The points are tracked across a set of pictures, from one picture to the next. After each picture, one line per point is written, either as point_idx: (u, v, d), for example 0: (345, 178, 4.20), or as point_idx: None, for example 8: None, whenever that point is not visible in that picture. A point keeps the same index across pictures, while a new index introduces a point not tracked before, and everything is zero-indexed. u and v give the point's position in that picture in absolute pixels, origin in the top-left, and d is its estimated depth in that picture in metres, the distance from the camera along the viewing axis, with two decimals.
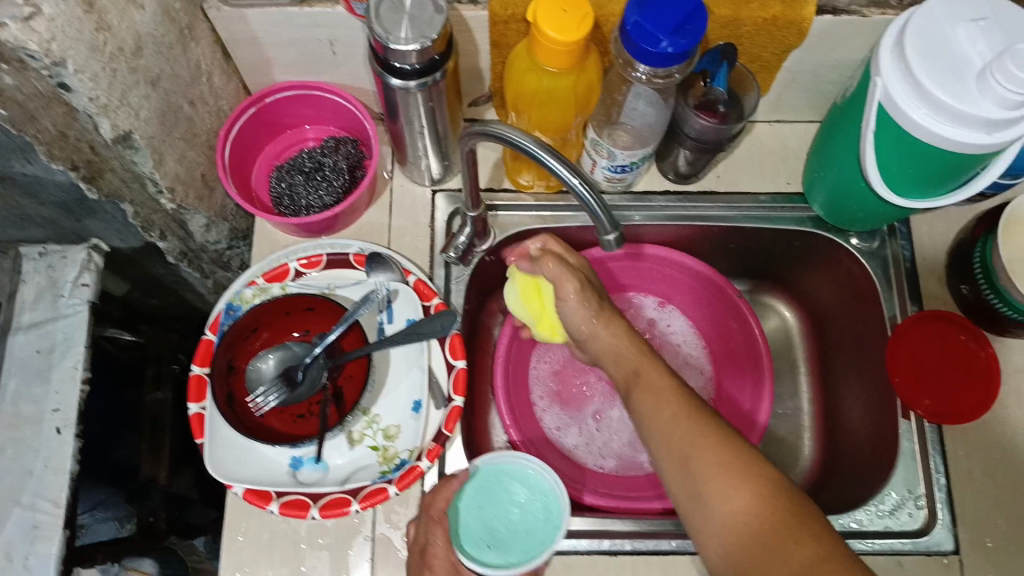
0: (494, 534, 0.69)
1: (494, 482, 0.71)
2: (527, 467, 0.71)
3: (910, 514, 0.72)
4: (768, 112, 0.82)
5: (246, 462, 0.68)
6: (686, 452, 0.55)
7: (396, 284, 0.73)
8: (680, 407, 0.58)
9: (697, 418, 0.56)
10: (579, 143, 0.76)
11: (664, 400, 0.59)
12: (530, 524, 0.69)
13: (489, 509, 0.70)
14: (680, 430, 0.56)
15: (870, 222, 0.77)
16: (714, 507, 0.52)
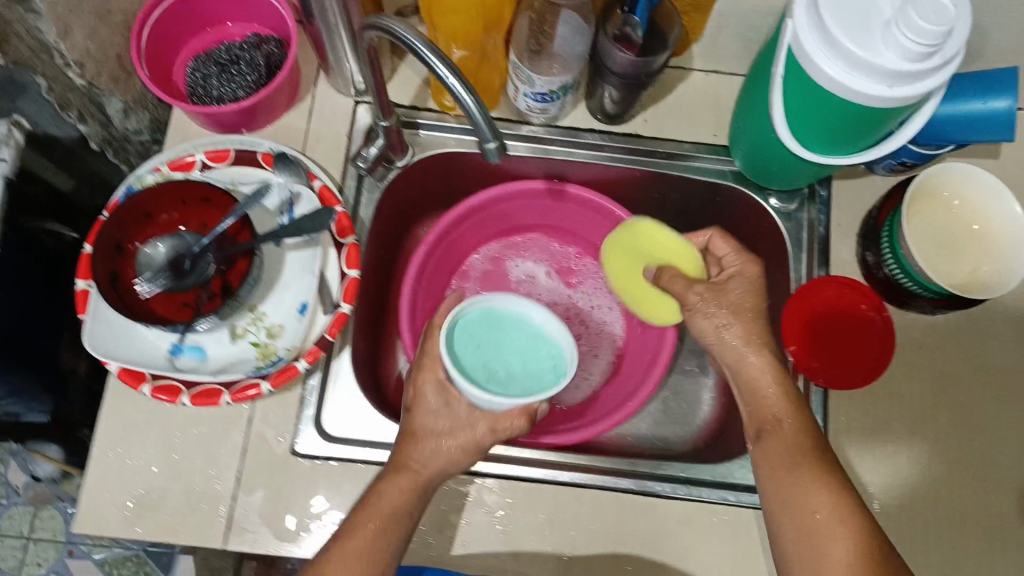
0: (487, 369, 0.64)
1: (490, 319, 0.67)
2: (531, 315, 0.67)
3: None
4: (703, 61, 0.80)
5: (125, 342, 0.68)
6: (800, 504, 0.57)
7: (300, 187, 0.73)
8: (799, 450, 0.58)
9: (809, 464, 0.58)
10: (503, 68, 0.75)
11: (794, 445, 0.59)
12: (531, 363, 0.65)
13: (487, 348, 0.66)
14: (804, 481, 0.57)
15: (787, 180, 0.77)
16: (823, 564, 0.54)
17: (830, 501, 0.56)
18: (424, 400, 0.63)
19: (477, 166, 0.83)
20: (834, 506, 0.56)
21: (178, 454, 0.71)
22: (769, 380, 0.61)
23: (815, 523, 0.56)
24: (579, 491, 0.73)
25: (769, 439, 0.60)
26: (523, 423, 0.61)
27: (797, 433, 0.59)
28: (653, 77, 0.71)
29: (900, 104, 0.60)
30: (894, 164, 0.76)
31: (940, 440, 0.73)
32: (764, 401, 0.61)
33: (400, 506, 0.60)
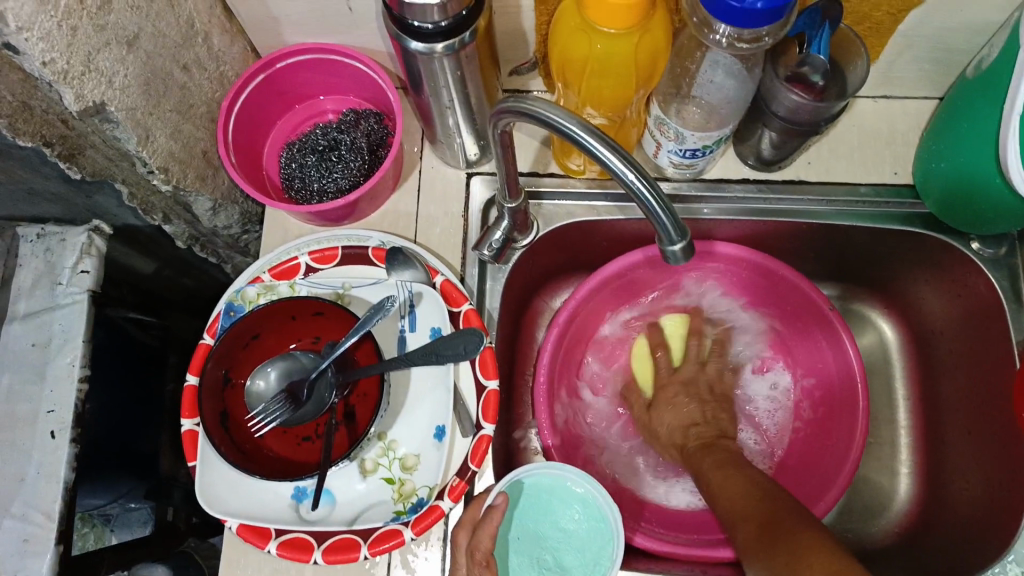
0: (546, 563, 0.60)
1: (539, 499, 0.61)
2: (557, 477, 0.61)
3: None
4: (872, 86, 0.67)
5: (242, 492, 0.57)
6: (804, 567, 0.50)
7: (420, 285, 0.63)
8: (714, 458, 0.65)
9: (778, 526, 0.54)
10: (641, 121, 0.64)
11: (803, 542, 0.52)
12: (581, 546, 0.60)
13: (539, 526, 0.61)
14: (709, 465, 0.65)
15: (996, 227, 0.63)
16: None
17: (723, 500, 0.60)
18: None
19: (608, 237, 0.74)
20: (733, 493, 0.60)
21: None
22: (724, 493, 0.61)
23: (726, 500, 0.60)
24: None
25: (701, 456, 0.67)
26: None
27: (719, 449, 0.67)
28: (831, 123, 0.59)
29: None
30: None
31: None
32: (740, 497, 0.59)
33: None
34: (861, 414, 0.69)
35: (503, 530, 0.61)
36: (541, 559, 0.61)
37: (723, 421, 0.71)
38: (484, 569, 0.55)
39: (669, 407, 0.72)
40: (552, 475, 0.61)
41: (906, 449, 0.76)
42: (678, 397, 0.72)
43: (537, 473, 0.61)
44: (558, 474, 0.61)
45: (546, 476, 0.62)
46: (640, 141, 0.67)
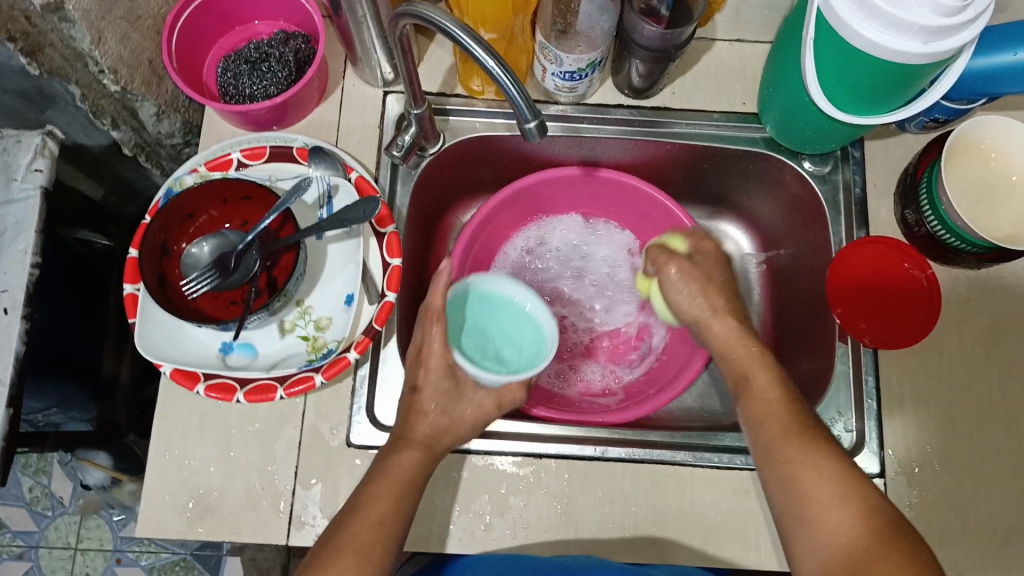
0: (485, 348, 0.71)
1: (494, 299, 0.73)
2: (516, 294, 0.73)
3: (837, 437, 0.72)
4: (727, 30, 0.80)
5: (176, 343, 0.68)
6: (790, 471, 0.57)
7: (337, 179, 0.73)
8: (783, 435, 0.58)
9: (780, 416, 0.59)
10: (529, 49, 0.75)
11: (785, 444, 0.58)
12: (518, 341, 0.72)
13: (487, 320, 0.73)
14: (780, 428, 0.59)
15: (821, 144, 0.76)
16: (810, 509, 0.55)
17: (751, 413, 0.61)
18: (427, 379, 0.67)
19: (505, 155, 0.86)
20: (782, 434, 0.58)
21: (234, 452, 0.70)
22: (752, 365, 0.64)
23: (782, 448, 0.58)
24: (637, 467, 0.72)
25: (744, 385, 0.63)
26: (522, 395, 0.69)
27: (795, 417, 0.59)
28: (682, 50, 0.71)
29: (932, 61, 0.59)
30: (927, 121, 0.76)
31: (994, 395, 0.72)
32: (751, 378, 0.63)
33: (413, 471, 0.62)
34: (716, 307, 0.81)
35: (456, 320, 0.73)
36: (484, 347, 0.72)
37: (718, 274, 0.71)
38: (436, 321, 0.68)
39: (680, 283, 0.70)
40: (511, 294, 0.73)
41: None
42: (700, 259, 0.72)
43: (487, 285, 0.73)
44: (507, 290, 0.73)
45: (501, 286, 0.73)
46: (532, 69, 0.78)
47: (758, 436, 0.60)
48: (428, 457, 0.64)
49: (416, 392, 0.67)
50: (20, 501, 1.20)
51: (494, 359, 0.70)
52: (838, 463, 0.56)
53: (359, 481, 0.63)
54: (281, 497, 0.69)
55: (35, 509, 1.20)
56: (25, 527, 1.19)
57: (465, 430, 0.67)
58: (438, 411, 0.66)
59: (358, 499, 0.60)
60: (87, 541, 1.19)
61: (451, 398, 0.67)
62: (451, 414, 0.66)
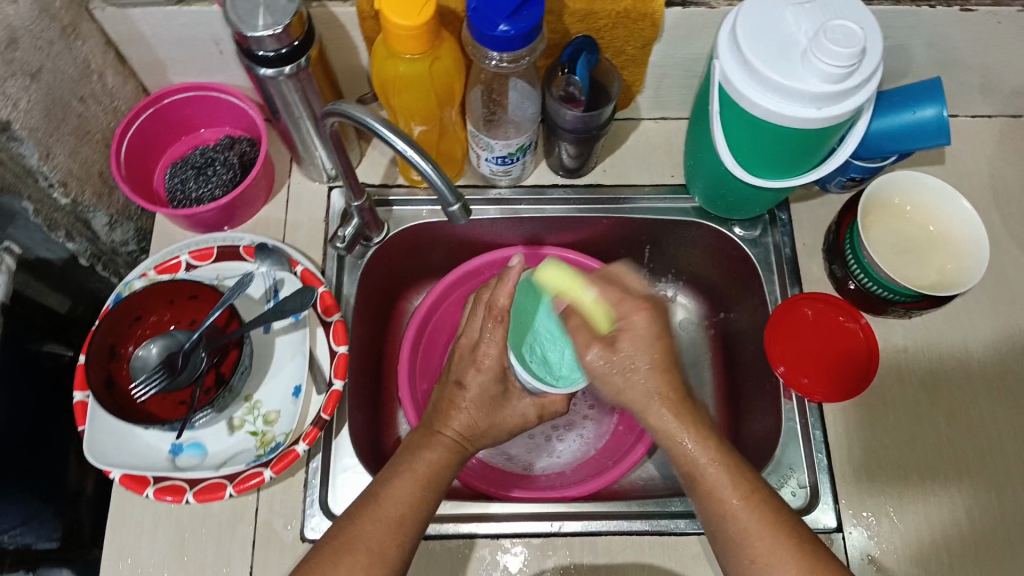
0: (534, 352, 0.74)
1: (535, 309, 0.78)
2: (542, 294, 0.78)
3: (792, 493, 0.72)
4: (651, 109, 0.86)
5: (125, 448, 0.68)
6: (745, 544, 0.58)
7: (283, 273, 0.76)
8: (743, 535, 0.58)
9: (738, 485, 0.60)
10: (462, 138, 0.80)
11: (739, 519, 0.59)
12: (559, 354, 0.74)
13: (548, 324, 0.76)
14: (741, 526, 0.58)
15: (748, 210, 0.80)
16: None
17: (709, 511, 0.60)
18: (476, 379, 0.66)
19: (453, 240, 0.88)
20: (740, 507, 0.59)
21: (189, 555, 0.69)
22: (675, 431, 0.62)
23: (748, 549, 0.58)
24: (594, 539, 0.71)
25: (699, 479, 0.61)
26: (563, 407, 0.71)
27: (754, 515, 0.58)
28: (604, 129, 0.76)
29: (829, 125, 0.64)
30: (845, 181, 0.79)
31: (942, 439, 0.73)
32: (679, 447, 0.62)
33: (441, 471, 0.63)
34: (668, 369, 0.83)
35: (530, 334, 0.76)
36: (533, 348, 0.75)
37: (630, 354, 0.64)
38: (498, 322, 0.65)
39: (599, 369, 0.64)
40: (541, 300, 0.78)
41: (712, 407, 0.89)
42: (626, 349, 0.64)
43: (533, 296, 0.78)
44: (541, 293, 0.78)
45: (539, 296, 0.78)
46: (467, 156, 0.82)
47: (709, 505, 0.60)
48: (456, 456, 0.65)
49: (459, 389, 0.66)
50: None
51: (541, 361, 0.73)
52: (807, 556, 0.56)
53: (372, 480, 0.63)
54: None
55: None
56: None
57: (501, 430, 0.68)
58: (479, 407, 0.66)
59: (376, 486, 0.62)
60: None
61: (494, 401, 0.67)
62: (491, 418, 0.67)
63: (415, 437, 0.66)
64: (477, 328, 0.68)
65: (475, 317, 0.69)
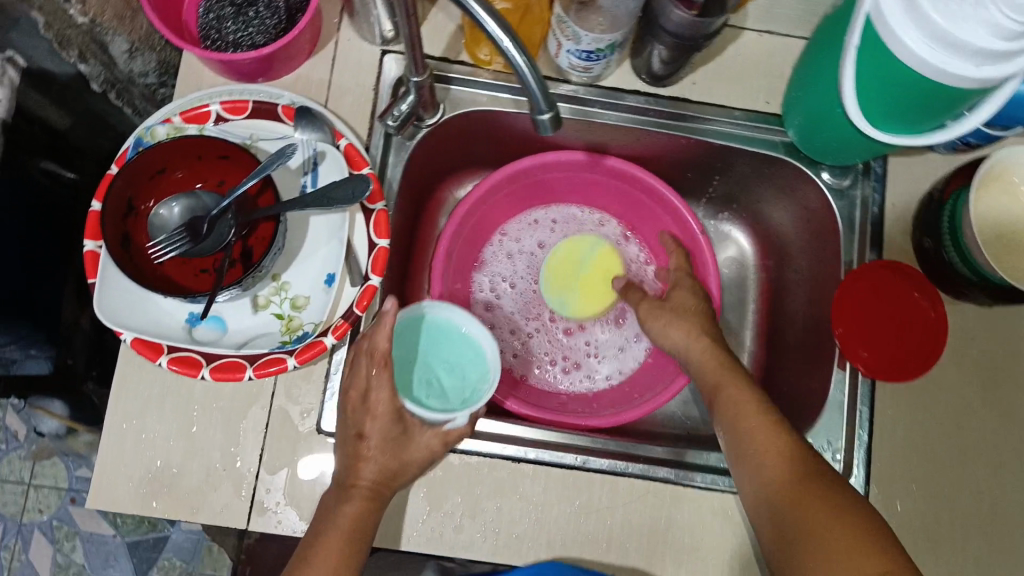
0: (432, 375, 0.67)
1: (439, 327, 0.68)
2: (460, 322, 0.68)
3: None
4: (757, 20, 0.74)
5: (139, 311, 0.62)
6: (725, 403, 0.63)
7: (325, 145, 0.67)
8: (787, 473, 0.57)
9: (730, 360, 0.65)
10: (545, 20, 0.69)
11: (725, 383, 0.64)
12: (456, 373, 0.67)
13: (446, 347, 0.68)
14: (724, 385, 0.63)
15: (842, 157, 0.72)
16: (740, 436, 0.61)
17: (752, 450, 0.59)
18: (376, 424, 0.61)
19: (511, 132, 0.80)
20: (728, 378, 0.64)
21: (196, 428, 0.66)
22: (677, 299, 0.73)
23: (728, 404, 0.63)
24: (617, 480, 0.68)
25: (694, 350, 0.68)
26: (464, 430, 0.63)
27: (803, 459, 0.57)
28: (710, 41, 0.65)
29: (978, 86, 0.55)
30: (958, 144, 0.72)
31: (990, 437, 0.69)
32: (689, 324, 0.69)
33: (362, 526, 0.59)
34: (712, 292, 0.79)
35: (409, 351, 0.68)
36: (433, 381, 0.67)
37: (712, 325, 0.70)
38: (384, 365, 0.61)
39: (674, 321, 0.71)
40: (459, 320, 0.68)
41: (747, 352, 0.86)
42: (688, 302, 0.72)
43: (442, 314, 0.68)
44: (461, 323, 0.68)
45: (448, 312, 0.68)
46: (545, 42, 0.72)
47: (702, 373, 0.66)
48: (377, 505, 0.60)
49: (362, 441, 0.61)
50: None
51: (438, 396, 0.66)
52: (777, 423, 0.60)
53: (300, 543, 0.60)
54: (241, 480, 0.65)
55: None
56: None
57: (413, 471, 0.62)
58: (384, 459, 0.61)
59: (304, 551, 0.58)
60: (41, 477, 1.19)
61: (398, 445, 0.62)
62: (400, 458, 0.61)
63: (330, 494, 0.61)
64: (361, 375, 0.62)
65: (357, 365, 0.62)
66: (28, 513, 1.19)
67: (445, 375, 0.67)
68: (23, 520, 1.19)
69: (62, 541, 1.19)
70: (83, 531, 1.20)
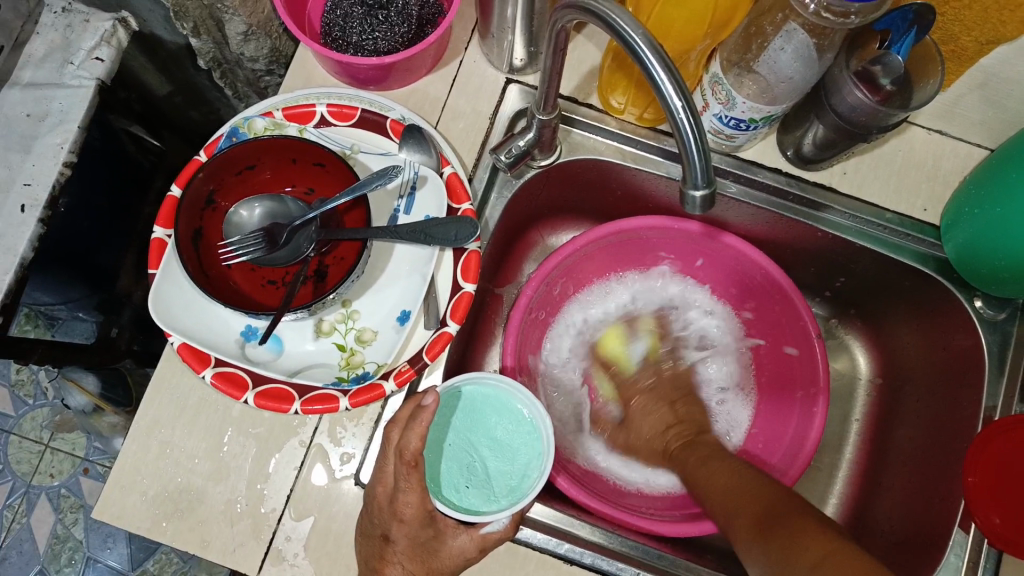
0: (472, 471, 0.59)
1: (477, 407, 0.60)
2: (507, 398, 0.60)
3: None
4: (930, 116, 0.65)
5: (194, 313, 0.57)
6: (692, 463, 0.60)
7: (427, 170, 0.60)
8: (745, 517, 0.50)
9: (690, 445, 0.63)
10: (697, 76, 0.61)
11: (690, 456, 0.61)
12: (498, 467, 0.59)
13: (476, 426, 0.60)
14: (684, 463, 0.62)
15: (1003, 290, 0.59)
16: (707, 475, 0.57)
17: (715, 503, 0.54)
18: (402, 528, 0.53)
19: (625, 186, 0.72)
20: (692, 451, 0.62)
21: (225, 451, 0.60)
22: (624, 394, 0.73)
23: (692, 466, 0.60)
24: None
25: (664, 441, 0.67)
26: (510, 533, 0.55)
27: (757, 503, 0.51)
28: (882, 135, 0.56)
29: None
30: None
31: None
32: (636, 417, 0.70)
33: None
34: (821, 390, 0.68)
35: (439, 434, 0.59)
36: (471, 468, 0.59)
37: (687, 409, 0.69)
38: (414, 468, 0.51)
39: (650, 408, 0.70)
40: (496, 392, 0.60)
41: (839, 479, 0.74)
42: (647, 406, 0.70)
43: (478, 387, 0.60)
44: (504, 392, 0.60)
45: (486, 385, 0.60)
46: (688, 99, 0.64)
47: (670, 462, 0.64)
48: None
49: (388, 543, 0.53)
50: (6, 381, 1.17)
51: (481, 484, 0.58)
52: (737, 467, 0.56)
53: None
54: (260, 519, 0.59)
55: (17, 393, 1.16)
56: (2, 408, 1.16)
57: None
58: (410, 564, 0.54)
59: None
60: (61, 440, 1.16)
61: (427, 551, 0.54)
62: (428, 565, 0.54)
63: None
64: (392, 475, 0.53)
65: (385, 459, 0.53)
66: (38, 475, 1.15)
67: (490, 458, 0.59)
68: (32, 482, 1.15)
69: (66, 512, 1.14)
70: (88, 504, 1.15)
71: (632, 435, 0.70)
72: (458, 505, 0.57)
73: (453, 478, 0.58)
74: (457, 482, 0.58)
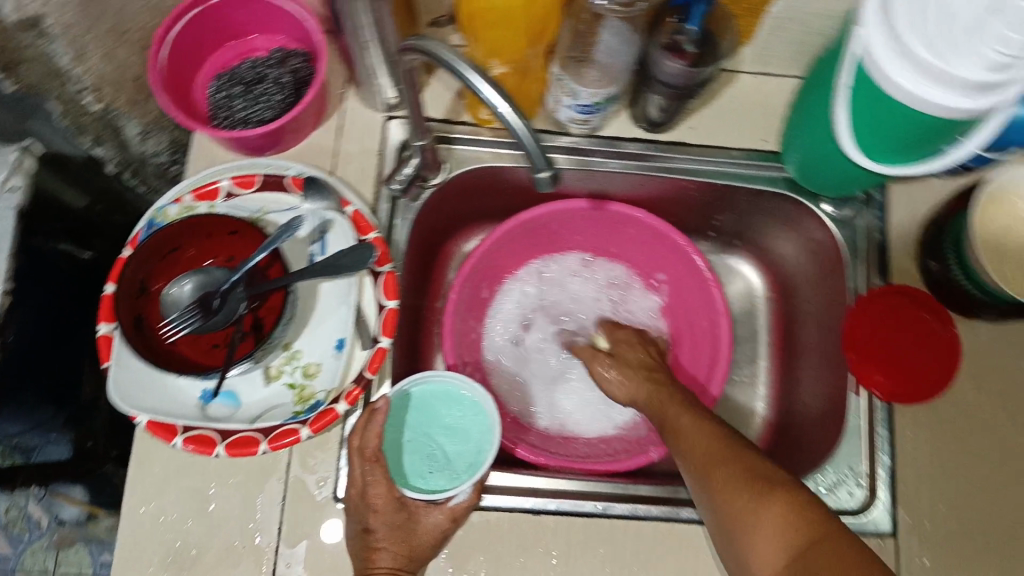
0: (433, 458, 0.66)
1: (426, 404, 0.67)
2: (448, 389, 0.67)
3: (848, 493, 0.66)
4: (748, 61, 0.75)
5: (153, 389, 0.63)
6: (669, 423, 0.63)
7: (332, 213, 0.68)
8: (727, 482, 0.54)
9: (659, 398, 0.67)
10: (542, 78, 0.69)
11: (664, 417, 0.64)
12: (455, 450, 0.66)
13: (428, 420, 0.67)
14: (661, 417, 0.65)
15: (839, 189, 0.70)
16: (685, 437, 0.60)
17: (693, 464, 0.58)
18: (381, 517, 0.60)
19: (512, 186, 0.81)
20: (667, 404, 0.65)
21: (213, 506, 0.66)
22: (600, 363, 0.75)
23: (671, 423, 0.63)
24: (640, 524, 0.65)
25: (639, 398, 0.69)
26: (472, 501, 0.62)
27: (739, 470, 0.55)
28: (702, 88, 0.66)
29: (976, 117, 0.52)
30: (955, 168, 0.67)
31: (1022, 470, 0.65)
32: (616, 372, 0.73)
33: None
34: (721, 313, 0.76)
35: (397, 434, 0.66)
36: (432, 455, 0.66)
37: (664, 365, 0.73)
38: None
39: (627, 361, 0.74)
40: (440, 387, 0.67)
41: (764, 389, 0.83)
42: (627, 361, 0.74)
43: (422, 386, 0.67)
44: (445, 385, 0.67)
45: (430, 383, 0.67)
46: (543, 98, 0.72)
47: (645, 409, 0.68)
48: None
49: (370, 534, 0.59)
50: None
51: (442, 467, 0.65)
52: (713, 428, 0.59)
53: None
54: (258, 557, 0.64)
55: None
56: None
57: (427, 554, 0.60)
58: (395, 547, 0.59)
59: None
60: None
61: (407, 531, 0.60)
62: (410, 542, 0.60)
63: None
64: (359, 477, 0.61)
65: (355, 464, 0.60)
66: None
67: (446, 443, 0.66)
68: None
69: None
70: None
71: (609, 377, 0.74)
72: (424, 488, 0.64)
73: (416, 467, 0.65)
74: (420, 470, 0.65)
